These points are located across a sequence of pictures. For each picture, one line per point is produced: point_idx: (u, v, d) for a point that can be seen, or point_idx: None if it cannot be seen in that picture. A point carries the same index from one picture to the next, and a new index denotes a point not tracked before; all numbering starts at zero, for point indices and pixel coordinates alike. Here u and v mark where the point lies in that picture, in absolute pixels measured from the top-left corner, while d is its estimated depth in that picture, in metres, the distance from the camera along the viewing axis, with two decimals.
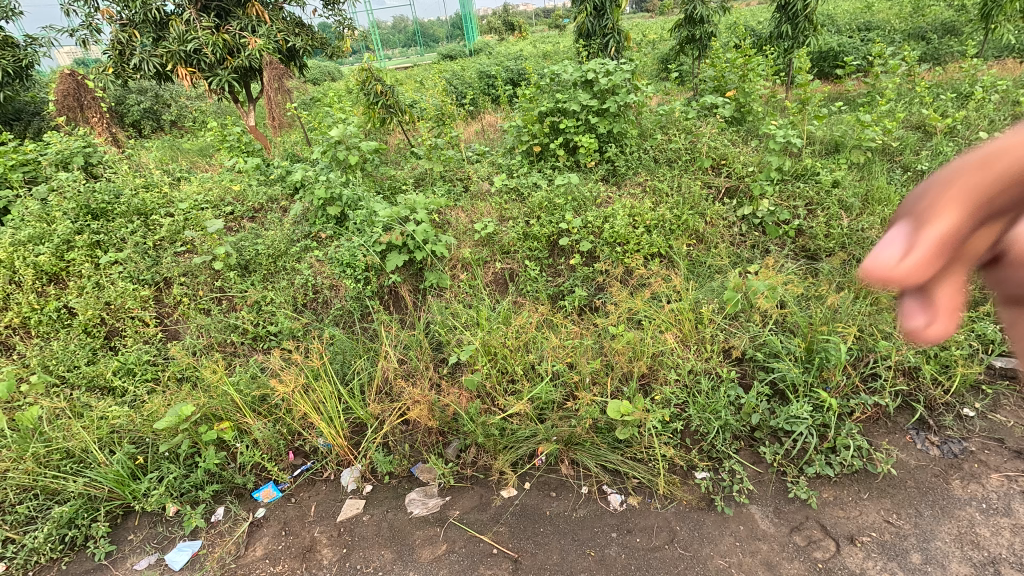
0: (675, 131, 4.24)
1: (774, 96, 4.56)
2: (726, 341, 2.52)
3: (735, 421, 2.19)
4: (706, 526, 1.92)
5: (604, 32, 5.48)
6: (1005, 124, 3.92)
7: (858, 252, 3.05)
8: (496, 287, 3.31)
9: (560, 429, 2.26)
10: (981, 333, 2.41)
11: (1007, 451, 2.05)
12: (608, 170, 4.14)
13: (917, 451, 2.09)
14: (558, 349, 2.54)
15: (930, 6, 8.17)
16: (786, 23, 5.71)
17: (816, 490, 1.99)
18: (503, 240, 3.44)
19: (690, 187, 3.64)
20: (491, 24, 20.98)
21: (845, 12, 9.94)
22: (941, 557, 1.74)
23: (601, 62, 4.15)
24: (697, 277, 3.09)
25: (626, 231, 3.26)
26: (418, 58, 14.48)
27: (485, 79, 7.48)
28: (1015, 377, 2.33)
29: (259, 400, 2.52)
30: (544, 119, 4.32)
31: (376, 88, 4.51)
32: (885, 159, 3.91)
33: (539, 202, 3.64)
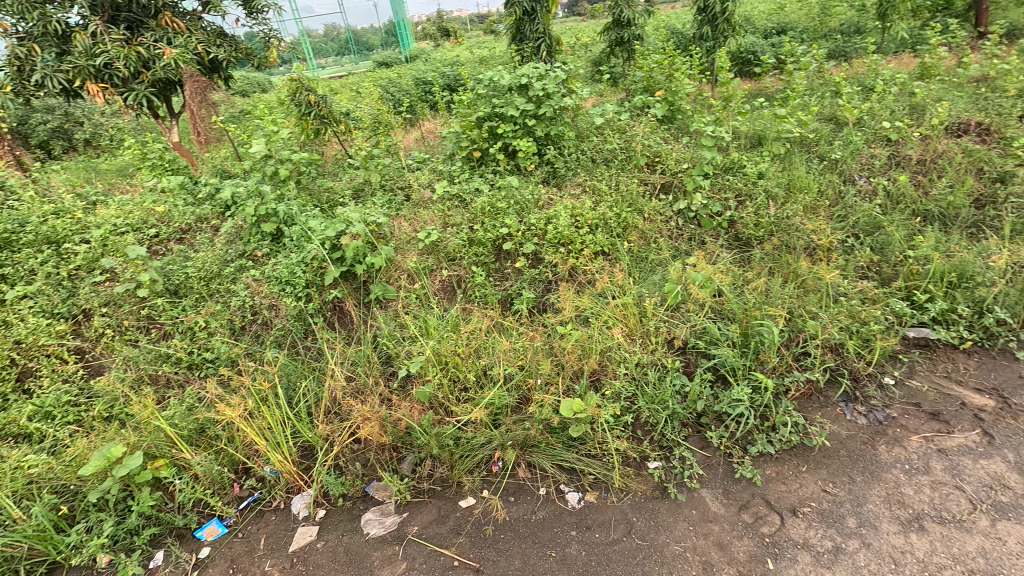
0: (610, 131, 4.35)
1: (701, 94, 4.76)
2: (669, 332, 2.61)
3: (681, 409, 2.27)
4: (661, 515, 1.97)
5: (536, 36, 5.53)
6: (904, 114, 4.27)
7: (786, 238, 3.24)
8: (445, 295, 3.28)
9: (515, 433, 2.27)
10: (895, 308, 2.62)
11: (924, 414, 2.23)
12: (548, 171, 4.19)
13: (848, 421, 2.24)
14: (508, 353, 2.56)
15: (835, 7, 8.81)
16: (707, 24, 6.02)
17: (760, 468, 2.09)
18: (448, 247, 3.42)
19: (627, 185, 3.73)
20: (426, 29, 20.70)
21: (761, 13, 10.57)
22: (873, 519, 1.85)
23: (534, 67, 4.23)
24: (639, 272, 3.18)
25: (569, 232, 3.31)
26: (353, 66, 14.09)
27: (422, 85, 7.40)
28: (927, 345, 2.54)
29: (197, 433, 2.39)
30: (482, 124, 4.32)
31: (307, 99, 4.34)
32: (804, 150, 4.17)
33: (481, 207, 3.64)
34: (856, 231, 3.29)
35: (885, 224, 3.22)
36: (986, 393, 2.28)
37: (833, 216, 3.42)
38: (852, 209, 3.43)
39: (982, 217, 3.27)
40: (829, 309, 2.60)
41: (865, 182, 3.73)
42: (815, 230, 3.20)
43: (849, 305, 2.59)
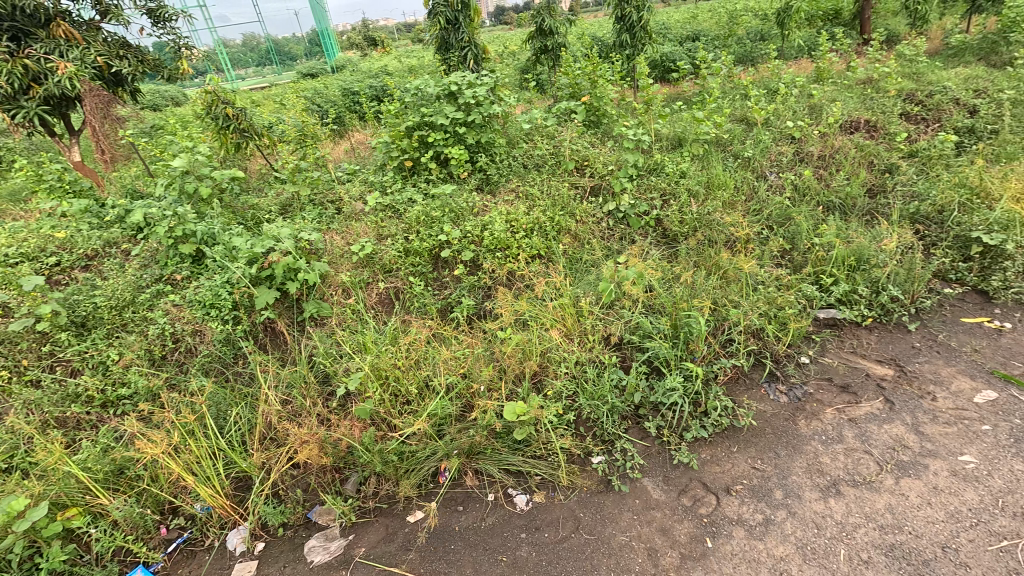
0: (539, 137, 4.45)
1: (624, 99, 4.96)
2: (604, 329, 2.70)
3: (620, 402, 2.35)
4: (606, 507, 2.02)
5: (462, 45, 5.55)
6: (804, 114, 4.66)
7: (708, 233, 3.43)
8: (382, 308, 3.21)
9: (460, 441, 2.26)
10: (806, 292, 2.84)
11: (836, 387, 2.43)
12: (481, 178, 4.22)
13: (771, 400, 2.40)
14: (449, 362, 2.55)
15: (740, 16, 9.47)
16: (625, 32, 6.31)
17: (695, 452, 2.20)
18: (383, 259, 3.36)
19: (559, 189, 3.82)
20: (352, 38, 20.24)
21: (676, 22, 11.17)
22: (798, 489, 1.99)
23: (461, 75, 4.25)
24: (575, 273, 3.26)
25: (505, 237, 3.35)
26: (276, 77, 13.54)
27: (349, 95, 7.24)
28: (835, 324, 2.78)
29: (115, 474, 2.22)
30: (412, 133, 4.28)
31: (224, 111, 4.10)
32: (720, 149, 4.44)
33: (416, 217, 3.60)
34: (769, 223, 3.54)
35: (794, 215, 3.49)
36: (886, 363, 2.52)
37: (749, 210, 3.67)
38: (765, 203, 3.69)
39: (875, 204, 3.62)
40: (748, 298, 2.79)
41: (775, 177, 4.02)
42: (733, 224, 3.42)
43: (766, 292, 2.79)
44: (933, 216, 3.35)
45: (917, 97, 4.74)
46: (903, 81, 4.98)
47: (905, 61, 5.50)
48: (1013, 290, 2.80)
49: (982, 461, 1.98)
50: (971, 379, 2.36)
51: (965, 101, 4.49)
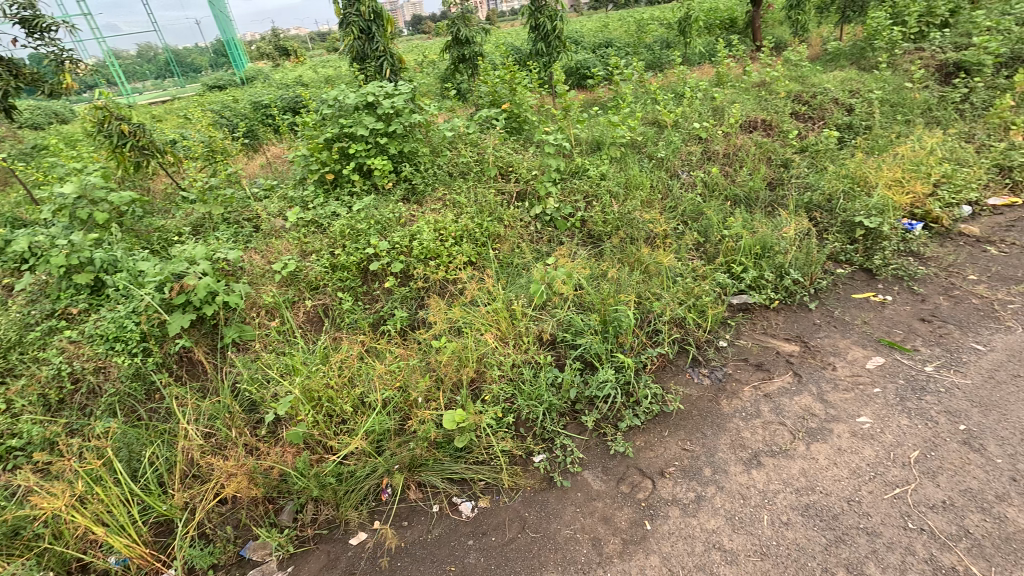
0: (463, 145, 4.46)
1: (543, 106, 5.09)
2: (538, 330, 2.76)
3: (557, 400, 2.42)
4: (550, 504, 2.06)
5: (377, 54, 5.47)
6: (708, 115, 5.00)
7: (630, 231, 3.60)
8: (311, 326, 3.09)
9: (400, 455, 2.23)
10: (720, 281, 3.06)
11: (751, 365, 2.63)
12: (407, 188, 4.16)
13: (696, 384, 2.55)
14: (385, 376, 2.51)
15: (648, 26, 10.00)
16: (541, 41, 6.49)
17: (631, 441, 2.29)
18: (309, 276, 3.24)
19: (485, 196, 3.85)
20: (262, 47, 19.28)
21: (589, 30, 11.61)
22: (724, 464, 2.13)
23: (379, 84, 4.19)
24: (506, 277, 3.30)
25: (435, 246, 3.33)
26: (178, 89, 12.63)
27: (261, 108, 6.90)
28: (747, 308, 3.00)
29: (8, 537, 1.99)
30: (331, 145, 4.16)
31: (119, 128, 3.79)
32: (636, 151, 4.67)
33: (340, 230, 3.49)
34: (684, 218, 3.77)
35: (705, 210, 3.74)
36: (792, 340, 2.76)
37: (665, 207, 3.88)
38: (679, 199, 3.92)
39: (775, 196, 3.95)
40: (669, 290, 2.96)
41: (687, 175, 4.28)
42: (652, 221, 3.61)
43: (684, 284, 2.97)
44: (823, 204, 3.71)
45: (804, 98, 5.23)
46: (791, 83, 5.47)
47: (791, 65, 6.05)
48: (891, 266, 3.17)
49: (876, 420, 2.21)
50: (863, 348, 2.63)
51: (843, 100, 5.01)
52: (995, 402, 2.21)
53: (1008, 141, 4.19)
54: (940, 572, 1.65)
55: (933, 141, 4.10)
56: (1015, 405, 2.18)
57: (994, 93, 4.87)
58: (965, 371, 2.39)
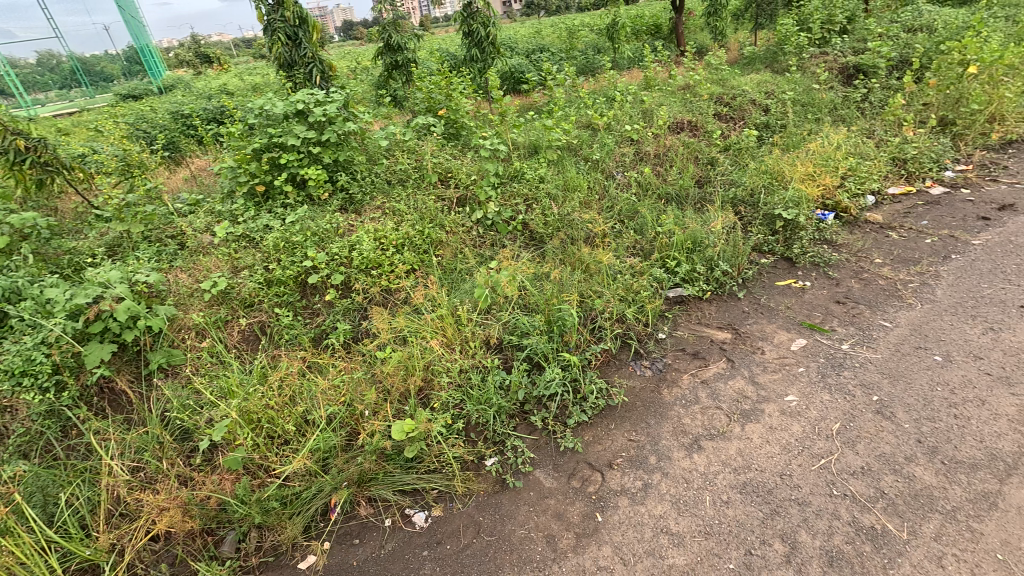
0: (400, 152, 4.41)
1: (479, 111, 5.11)
2: (484, 334, 2.77)
3: (506, 402, 2.43)
4: (503, 506, 2.07)
5: (306, 61, 5.31)
6: (639, 118, 5.20)
7: (570, 232, 3.68)
8: (247, 345, 2.95)
9: (348, 471, 2.18)
10: (656, 276, 3.19)
11: (689, 354, 2.75)
12: (344, 198, 4.06)
13: (639, 376, 2.65)
14: (328, 392, 2.44)
15: (579, 32, 10.28)
16: (475, 47, 6.53)
17: (580, 436, 2.34)
18: (242, 293, 3.09)
19: (426, 203, 3.82)
20: (181, 54, 18.22)
21: (523, 36, 11.79)
22: (667, 450, 2.22)
23: (309, 92, 4.07)
24: (450, 283, 3.29)
25: (376, 255, 3.27)
26: (87, 100, 11.70)
27: (181, 119, 6.51)
28: (683, 300, 3.15)
29: None
30: (261, 156, 4.00)
31: (17, 143, 3.45)
32: (572, 154, 4.78)
33: (274, 244, 3.36)
34: (621, 218, 3.90)
35: (640, 209, 3.89)
36: (725, 328, 2.91)
37: (603, 207, 4.00)
38: (615, 199, 4.05)
39: (703, 193, 4.16)
40: (609, 287, 3.06)
41: (622, 176, 4.43)
42: (590, 222, 3.71)
43: (623, 281, 3.08)
44: (747, 199, 3.94)
45: (725, 99, 5.54)
46: (713, 86, 5.79)
47: (713, 69, 6.40)
48: (809, 254, 3.42)
49: (802, 398, 2.38)
50: (788, 331, 2.82)
51: (759, 101, 5.36)
52: (902, 372, 2.43)
53: (902, 136, 4.63)
54: (862, 532, 1.79)
55: (839, 137, 4.46)
56: (918, 374, 2.41)
57: (888, 93, 5.36)
58: (875, 347, 2.61)
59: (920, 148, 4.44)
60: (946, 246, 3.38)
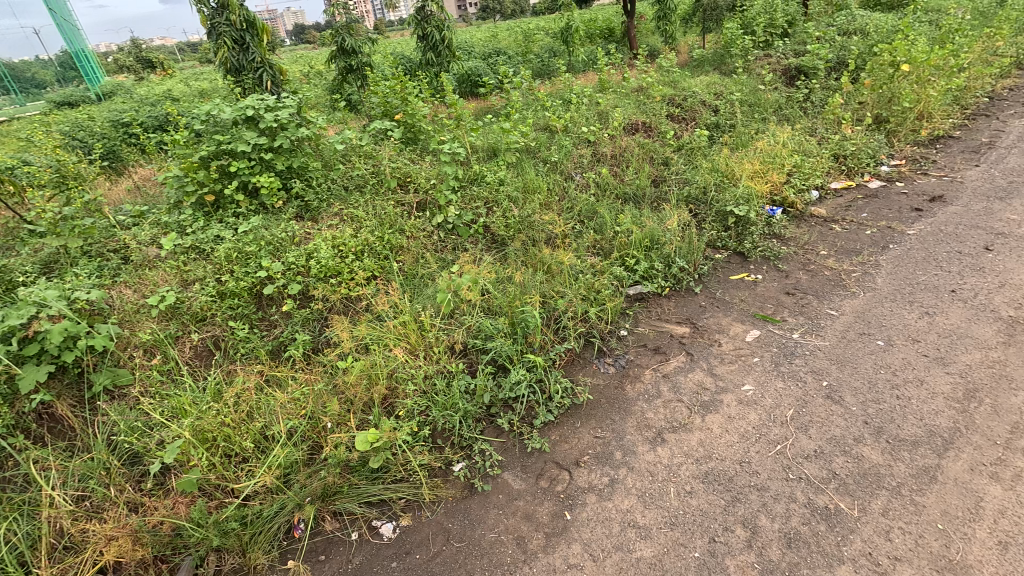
0: (356, 158, 4.33)
1: (437, 115, 5.08)
2: (448, 339, 2.75)
3: (472, 406, 2.42)
4: (472, 511, 2.05)
5: (255, 66, 5.15)
6: (595, 119, 5.29)
7: (531, 234, 3.71)
8: (200, 362, 2.83)
9: (311, 487, 2.12)
10: (616, 274, 3.25)
11: (650, 350, 2.81)
12: (300, 206, 3.95)
13: (602, 373, 2.68)
14: (288, 406, 2.37)
15: (534, 35, 10.37)
16: (430, 50, 6.51)
17: (546, 436, 2.36)
18: (193, 307, 2.96)
19: (385, 208, 3.77)
20: (120, 59, 17.35)
21: (479, 39, 11.80)
22: (632, 445, 2.26)
23: (258, 97, 3.95)
24: (413, 289, 3.24)
25: (335, 263, 3.20)
26: (17, 108, 10.98)
27: (121, 127, 6.20)
28: (643, 298, 3.22)
29: None
30: (209, 164, 3.85)
31: None
32: (531, 156, 4.81)
33: (226, 255, 3.24)
34: (581, 218, 3.95)
35: (599, 209, 3.95)
36: (684, 322, 2.99)
37: (563, 208, 4.04)
38: (575, 200, 4.10)
39: (659, 192, 4.27)
40: (571, 287, 3.10)
41: (580, 177, 4.49)
42: (550, 223, 3.75)
43: (585, 280, 3.13)
44: (701, 197, 4.07)
45: (677, 101, 5.70)
46: (665, 88, 5.95)
47: (664, 71, 6.58)
48: (760, 248, 3.55)
49: (757, 387, 2.47)
50: (743, 323, 2.93)
51: (709, 102, 5.54)
52: (848, 357, 2.56)
53: (841, 134, 4.87)
54: (816, 513, 1.88)
55: (784, 136, 4.66)
56: (863, 358, 2.54)
57: (828, 93, 5.64)
58: (823, 335, 2.74)
59: (858, 144, 4.69)
60: (885, 236, 3.58)
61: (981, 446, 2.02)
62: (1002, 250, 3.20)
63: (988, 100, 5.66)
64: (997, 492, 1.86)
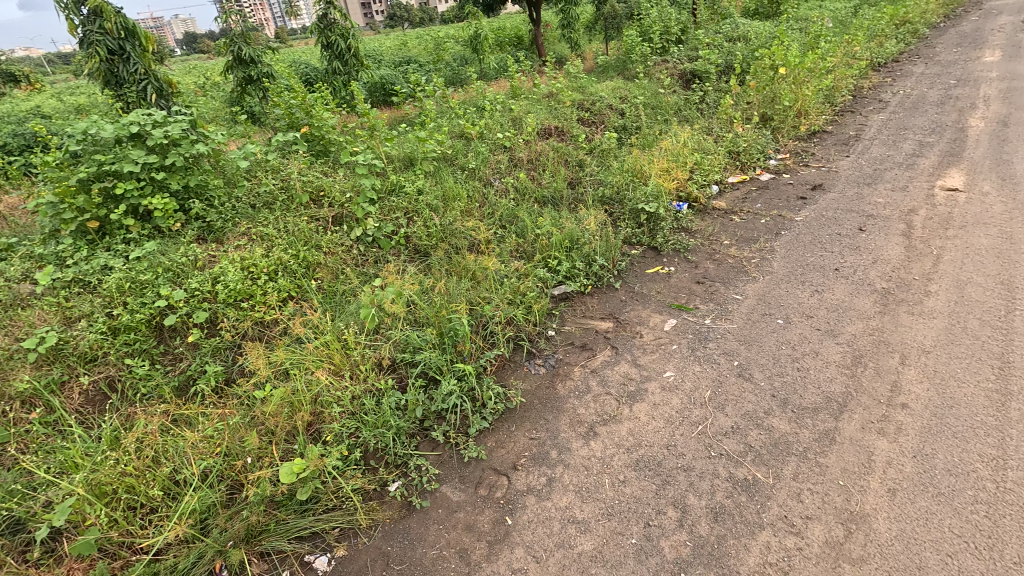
0: (262, 173, 4.09)
1: (347, 126, 4.92)
2: (374, 356, 2.67)
3: (404, 422, 2.36)
4: (411, 530, 1.99)
5: (138, 78, 4.72)
6: (509, 125, 5.36)
7: (453, 242, 3.69)
8: (93, 407, 2.54)
9: (232, 529, 1.96)
10: (541, 276, 3.31)
11: (578, 347, 2.89)
12: (201, 227, 3.66)
13: (534, 374, 2.72)
14: (201, 445, 2.20)
15: (444, 44, 10.36)
16: (336, 59, 6.33)
17: (482, 443, 2.35)
18: (80, 347, 2.64)
19: (297, 225, 3.59)
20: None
21: (389, 48, 11.58)
22: (567, 442, 2.30)
23: (144, 111, 3.61)
24: (334, 307, 3.11)
25: (245, 286, 3.00)
26: None
27: None
28: (567, 297, 3.30)
29: None
30: (89, 186, 3.46)
31: None
32: (449, 163, 4.78)
33: (117, 286, 2.93)
34: (503, 222, 3.98)
35: (519, 213, 4.00)
36: (608, 317, 3.11)
37: (484, 214, 4.05)
38: (495, 206, 4.13)
39: (576, 194, 4.40)
40: (497, 292, 3.11)
41: (499, 182, 4.53)
42: (472, 230, 3.75)
43: (510, 284, 3.16)
44: (614, 197, 4.25)
45: (586, 105, 5.92)
46: (574, 93, 6.16)
47: (573, 76, 6.81)
48: (671, 242, 3.77)
49: (678, 372, 2.61)
50: (661, 314, 3.08)
51: (615, 106, 5.81)
52: (754, 337, 2.77)
53: (734, 132, 5.29)
54: (737, 485, 2.01)
55: (685, 136, 4.98)
56: (767, 337, 2.76)
57: (720, 95, 6.10)
58: (732, 318, 2.95)
59: (749, 141, 5.11)
60: (777, 224, 3.93)
61: (869, 406, 2.27)
62: (873, 230, 3.61)
63: (852, 98, 6.39)
64: (884, 445, 2.09)
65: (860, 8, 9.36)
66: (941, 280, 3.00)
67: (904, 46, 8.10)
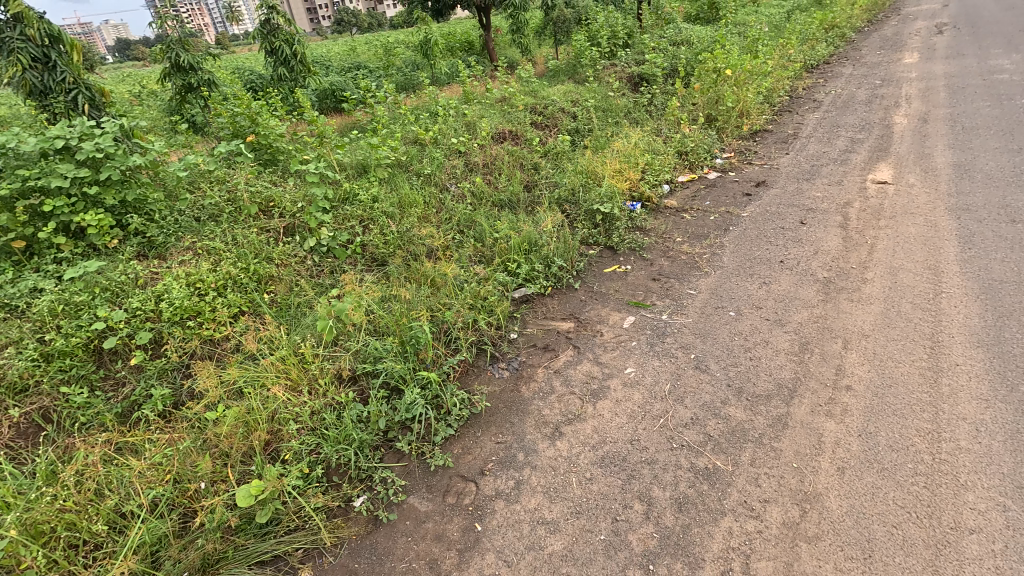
0: (207, 185, 3.92)
1: (296, 134, 4.78)
2: (333, 369, 2.60)
3: (367, 435, 2.31)
4: (379, 545, 1.95)
5: (65, 87, 4.43)
6: (463, 130, 5.35)
7: (411, 248, 3.64)
8: (26, 440, 2.36)
9: (187, 560, 1.86)
10: (501, 279, 3.32)
11: (541, 348, 2.91)
12: (141, 243, 3.47)
13: (498, 378, 2.71)
14: (149, 474, 2.08)
15: (394, 49, 10.25)
16: (281, 65, 6.14)
17: (449, 450, 2.32)
18: (8, 377, 2.45)
19: (246, 237, 3.46)
20: None
21: (337, 53, 11.35)
22: (533, 443, 2.31)
23: (72, 122, 3.39)
24: (288, 320, 3.01)
25: (192, 303, 2.86)
26: None
27: None
28: (528, 299, 3.32)
29: None
30: (13, 203, 3.21)
31: None
32: (403, 169, 4.72)
33: (49, 309, 2.74)
34: (460, 227, 3.97)
35: (477, 217, 4.00)
36: (568, 318, 3.14)
37: (441, 219, 4.03)
38: (452, 211, 4.10)
39: (533, 196, 4.43)
40: (457, 298, 3.09)
41: (455, 188, 4.51)
42: (430, 237, 3.72)
43: (470, 289, 3.15)
44: (570, 198, 4.31)
45: (539, 109, 5.98)
46: (527, 97, 6.21)
47: (524, 81, 6.86)
48: (627, 241, 3.85)
49: (638, 368, 2.67)
50: (620, 311, 3.15)
51: (567, 109, 5.90)
52: (709, 330, 2.87)
53: (682, 133, 5.47)
54: (699, 474, 2.07)
55: (635, 137, 5.11)
56: (721, 329, 2.86)
57: (667, 97, 6.29)
58: (688, 313, 3.04)
59: (696, 141, 5.29)
60: (726, 220, 4.09)
61: (817, 390, 2.38)
62: (813, 223, 3.81)
63: (789, 98, 6.72)
64: (833, 426, 2.20)
65: (792, 13, 9.89)
66: (876, 267, 3.19)
67: (833, 49, 8.60)
